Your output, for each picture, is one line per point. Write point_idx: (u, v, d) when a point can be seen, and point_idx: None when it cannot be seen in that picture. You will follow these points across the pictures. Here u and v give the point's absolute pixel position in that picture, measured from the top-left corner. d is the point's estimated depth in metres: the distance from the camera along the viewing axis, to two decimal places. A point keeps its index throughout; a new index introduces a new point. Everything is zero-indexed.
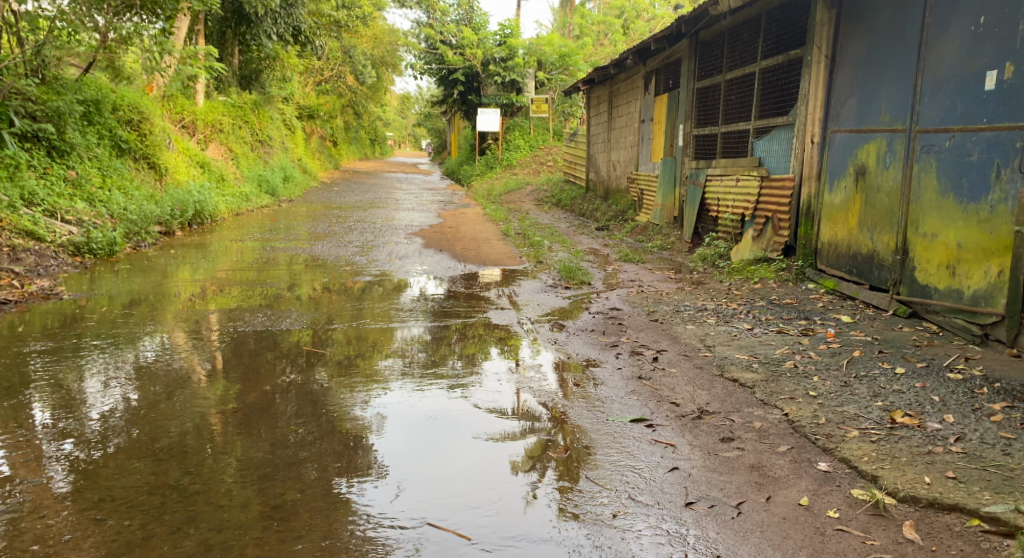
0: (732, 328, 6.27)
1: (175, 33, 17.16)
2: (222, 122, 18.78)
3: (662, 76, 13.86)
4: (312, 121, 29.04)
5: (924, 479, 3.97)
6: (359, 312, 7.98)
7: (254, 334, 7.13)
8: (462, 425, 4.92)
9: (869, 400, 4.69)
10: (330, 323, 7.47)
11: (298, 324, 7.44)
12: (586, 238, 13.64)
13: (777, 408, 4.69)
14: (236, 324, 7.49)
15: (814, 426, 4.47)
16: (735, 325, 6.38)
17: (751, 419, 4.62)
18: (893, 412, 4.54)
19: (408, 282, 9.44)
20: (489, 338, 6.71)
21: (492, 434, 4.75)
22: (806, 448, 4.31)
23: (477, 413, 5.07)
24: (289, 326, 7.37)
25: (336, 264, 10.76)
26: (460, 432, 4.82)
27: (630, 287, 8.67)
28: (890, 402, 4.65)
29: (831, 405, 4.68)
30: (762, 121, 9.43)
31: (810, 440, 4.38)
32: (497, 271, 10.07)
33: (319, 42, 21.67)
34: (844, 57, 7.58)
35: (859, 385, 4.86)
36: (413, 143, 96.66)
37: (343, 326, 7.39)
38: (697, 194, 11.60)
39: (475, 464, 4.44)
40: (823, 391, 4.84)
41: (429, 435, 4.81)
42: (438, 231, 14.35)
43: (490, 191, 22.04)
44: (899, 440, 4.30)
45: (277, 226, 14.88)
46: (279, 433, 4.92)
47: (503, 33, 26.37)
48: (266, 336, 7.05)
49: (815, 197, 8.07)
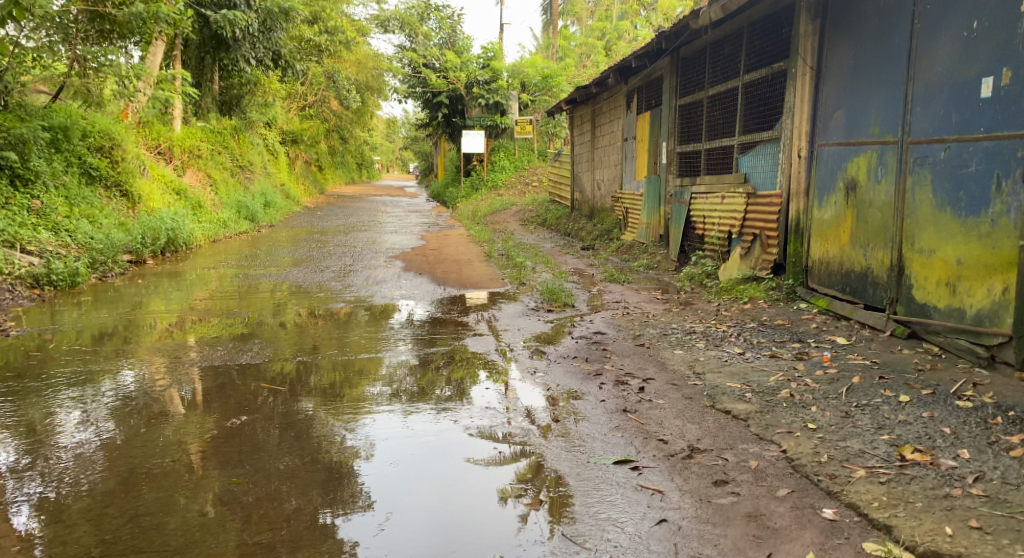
0: (722, 353, 5.91)
1: (150, 58, 16.78)
2: (200, 148, 18.39)
3: (644, 94, 13.61)
4: (295, 146, 28.72)
5: (945, 529, 3.62)
6: (331, 340, 7.58)
7: (219, 367, 6.67)
8: (435, 466, 4.62)
9: (874, 434, 4.33)
10: (297, 354, 7.02)
11: (259, 357, 6.92)
12: (570, 259, 13.33)
13: (774, 444, 4.33)
14: (200, 355, 7.07)
15: (816, 466, 4.11)
16: (725, 349, 6.03)
17: (746, 457, 4.26)
18: (902, 447, 4.19)
19: (386, 309, 9.07)
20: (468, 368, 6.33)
21: (470, 479, 4.42)
22: (809, 492, 3.95)
23: (452, 454, 4.72)
24: (251, 360, 6.84)
25: (312, 291, 10.37)
26: (449, 454, 4.72)
27: (615, 309, 8.32)
28: (898, 436, 4.30)
29: (833, 440, 4.32)
30: (747, 136, 9.14)
31: (812, 481, 4.02)
32: (479, 294, 9.72)
33: (299, 66, 21.33)
34: (830, 68, 7.31)
35: (862, 417, 4.50)
36: (400, 167, 96.56)
37: (305, 359, 6.86)
38: (682, 212, 11.31)
39: (459, 490, 4.33)
40: (823, 423, 4.48)
41: (415, 464, 4.66)
42: (420, 254, 14.02)
43: (476, 212, 21.71)
44: (911, 480, 3.94)
45: (254, 252, 14.49)
46: (260, 462, 4.82)
47: (486, 56, 26.16)
48: (231, 369, 6.60)
49: (804, 213, 7.77)
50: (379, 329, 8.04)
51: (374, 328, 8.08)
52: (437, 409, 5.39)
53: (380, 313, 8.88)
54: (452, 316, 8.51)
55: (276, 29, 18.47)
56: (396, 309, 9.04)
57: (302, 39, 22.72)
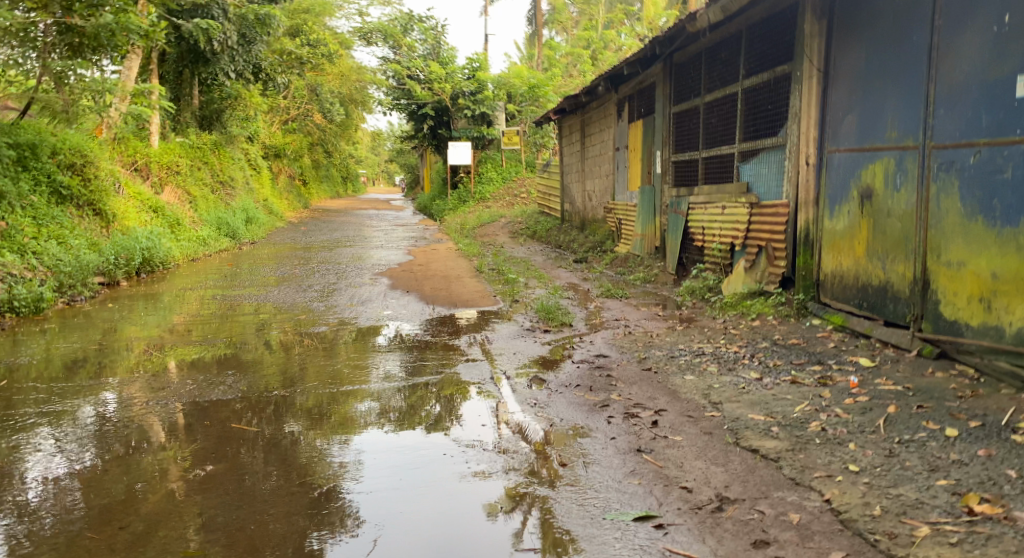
0: (738, 379, 5.46)
1: (125, 73, 16.24)
2: (179, 164, 17.81)
3: (636, 102, 13.22)
4: (279, 160, 28.19)
5: None
6: (312, 367, 7.04)
7: (191, 402, 6.05)
8: (424, 484, 4.48)
9: (928, 479, 3.88)
10: (273, 386, 6.38)
11: (232, 392, 6.24)
12: (563, 273, 12.88)
13: (815, 492, 3.87)
14: (171, 387, 6.49)
15: (870, 521, 3.65)
16: (741, 374, 5.57)
17: (786, 509, 3.79)
18: (966, 496, 3.73)
19: (370, 329, 8.57)
20: (460, 396, 5.85)
21: (459, 504, 4.20)
22: (866, 554, 3.48)
23: (442, 476, 4.52)
24: (222, 395, 6.18)
25: (294, 312, 9.85)
26: (438, 472, 4.58)
27: (616, 328, 7.86)
28: (957, 481, 3.84)
29: (882, 487, 3.86)
30: (748, 143, 8.73)
31: (868, 541, 3.56)
32: (470, 313, 9.24)
33: (280, 79, 20.83)
34: (839, 70, 6.90)
35: (909, 456, 4.05)
36: (386, 179, 96.09)
37: (281, 392, 6.17)
38: (679, 223, 10.89)
39: (450, 508, 4.19)
40: (865, 465, 4.03)
41: (405, 482, 4.52)
42: (407, 270, 13.54)
43: (464, 225, 21.25)
44: (989, 541, 3.48)
45: (235, 271, 13.95)
46: (246, 486, 4.63)
47: (471, 67, 25.74)
48: (203, 402, 6.00)
49: (813, 224, 7.34)
50: (364, 353, 7.53)
51: (358, 352, 7.57)
52: (436, 449, 4.90)
53: (364, 335, 8.36)
54: (442, 337, 8.01)
55: (255, 41, 17.93)
56: (381, 330, 8.53)
57: (282, 52, 22.21)
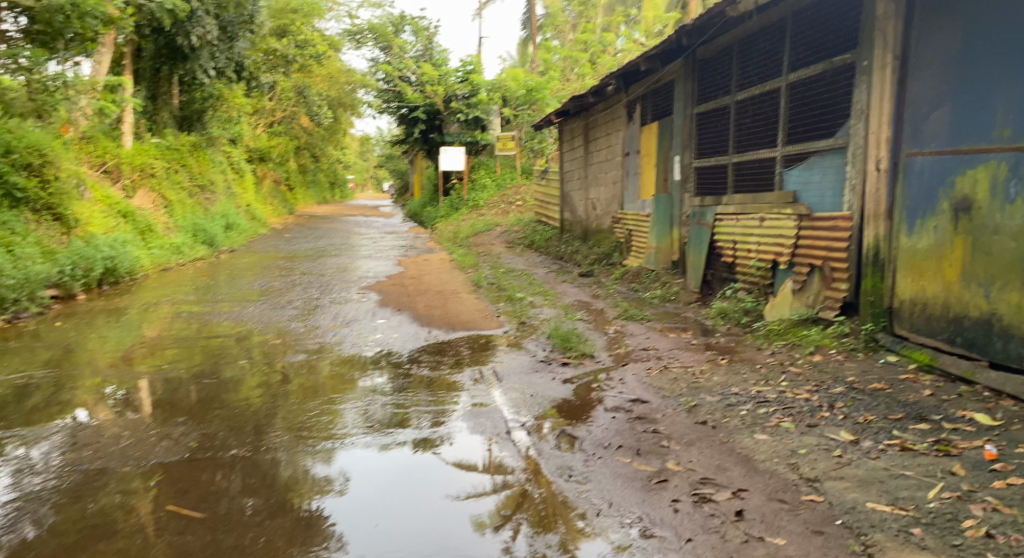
0: (831, 443, 4.30)
1: (96, 67, 14.88)
2: (154, 166, 16.40)
3: (649, 102, 12.05)
4: (264, 165, 26.68)
5: None
6: (281, 409, 5.75)
7: (120, 466, 4.85)
8: (411, 502, 4.34)
9: None
10: (230, 440, 5.17)
11: (173, 453, 5.00)
12: (570, 288, 11.71)
13: None
14: (98, 444, 5.17)
15: None
16: (830, 435, 4.42)
17: None
18: None
19: (354, 357, 7.29)
20: (474, 460, 4.71)
21: (439, 528, 4.07)
22: None
23: (426, 493, 4.40)
24: (162, 457, 4.95)
25: (268, 331, 8.56)
26: (426, 490, 4.43)
27: (647, 362, 6.70)
28: None
29: None
30: (795, 146, 7.58)
31: None
32: (472, 337, 8.01)
33: (265, 79, 19.51)
34: (921, 57, 5.80)
35: None
36: (374, 185, 94.60)
37: (240, 450, 5.01)
38: (704, 236, 9.74)
39: (430, 526, 4.10)
40: None
41: (393, 500, 4.36)
42: (399, 283, 12.31)
43: (457, 233, 20.05)
44: None
45: (210, 282, 12.68)
46: (226, 502, 4.43)
47: (465, 69, 24.48)
48: (136, 466, 4.84)
49: (885, 240, 6.18)
50: (342, 389, 6.23)
51: (335, 390, 6.21)
52: (428, 489, 4.43)
53: (347, 363, 7.09)
54: (440, 371, 6.72)
55: (238, 38, 16.60)
56: (368, 357, 7.27)
57: (266, 50, 20.86)
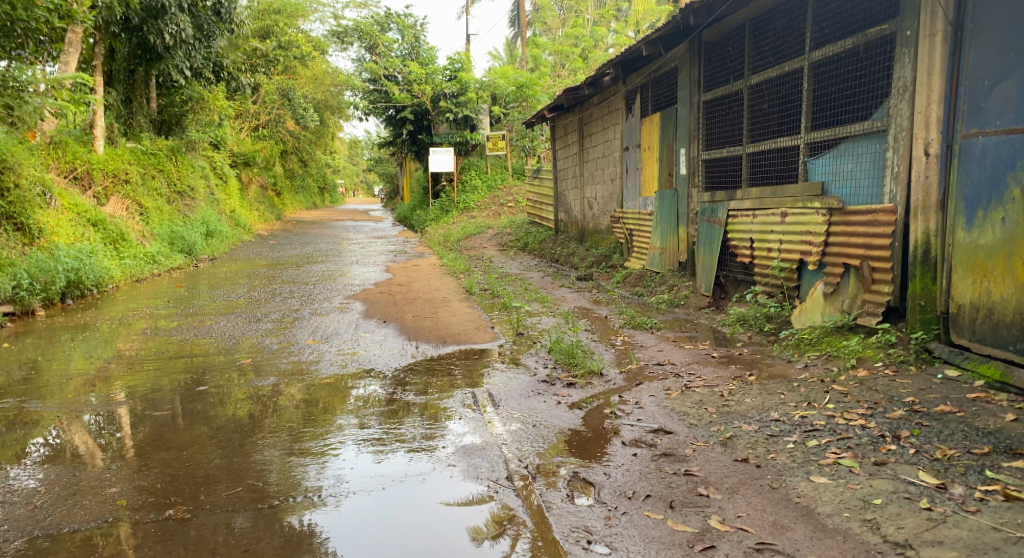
0: (917, 497, 3.61)
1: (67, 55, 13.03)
2: (129, 172, 15.25)
3: (648, 92, 11.25)
4: (248, 170, 25.65)
5: None
6: (238, 450, 4.83)
7: (24, 542, 3.95)
8: (404, 509, 4.03)
9: None
10: (167, 495, 4.30)
11: (93, 518, 4.11)
12: (570, 293, 10.89)
13: None
14: (9, 504, 4.27)
15: None
16: (914, 484, 3.71)
17: None
18: None
19: (332, 377, 6.41)
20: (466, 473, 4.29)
21: (439, 543, 3.76)
22: None
23: (421, 502, 4.07)
24: (79, 523, 4.07)
25: (237, 348, 7.62)
26: (419, 498, 4.11)
27: (664, 379, 5.89)
28: None
29: None
30: (822, 132, 6.78)
31: None
32: (464, 352, 7.19)
33: (245, 79, 18.60)
34: (981, 23, 5.15)
35: None
36: (364, 189, 93.63)
37: (179, 510, 4.16)
38: (715, 234, 8.92)
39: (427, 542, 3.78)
40: None
41: (382, 513, 4.03)
42: (386, 290, 11.45)
43: (448, 236, 19.22)
44: None
45: (186, 293, 11.79)
46: (205, 521, 4.06)
47: (453, 68, 23.59)
48: (40, 543, 3.94)
49: (937, 235, 5.42)
50: (336, 408, 5.58)
51: (331, 408, 5.58)
52: (422, 497, 4.11)
53: (323, 385, 6.21)
54: (427, 394, 5.84)
55: (215, 35, 15.37)
56: (346, 377, 6.40)
57: (246, 49, 19.87)
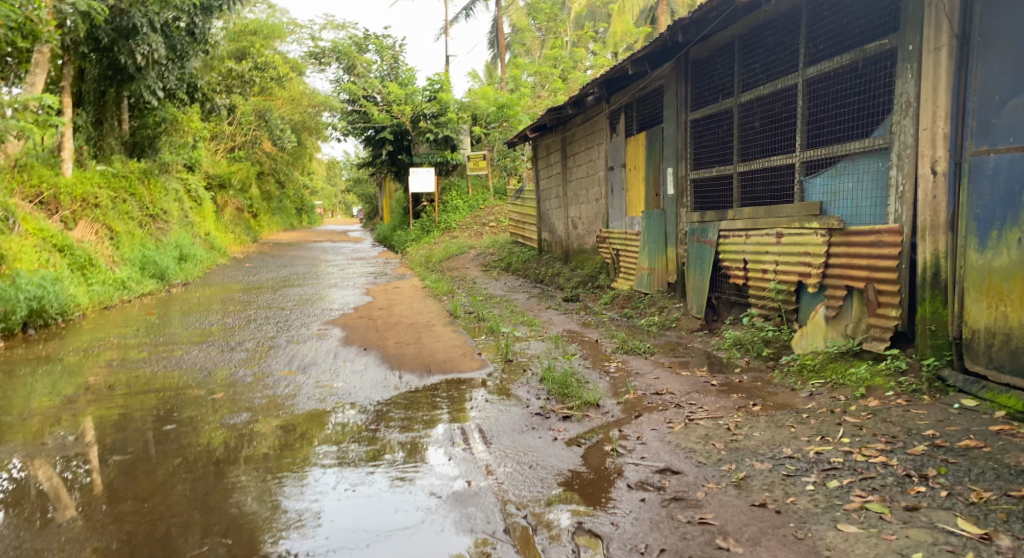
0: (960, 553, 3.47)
1: (34, 76, 12.52)
2: (99, 195, 14.78)
3: (633, 112, 11.03)
4: (224, 192, 25.17)
5: None
6: (204, 505, 4.50)
7: None
8: (384, 539, 4.01)
9: None
10: None
11: None
12: (556, 315, 10.58)
13: None
14: None
15: None
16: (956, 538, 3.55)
17: None
18: None
19: (311, 413, 6.02)
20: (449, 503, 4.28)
21: None
22: None
23: (400, 529, 4.06)
24: None
25: (208, 381, 7.18)
26: (397, 527, 4.08)
27: (663, 410, 5.57)
28: None
29: None
30: (820, 150, 6.51)
31: None
32: (451, 381, 6.85)
33: (221, 101, 18.22)
34: (989, 36, 4.99)
35: None
36: (343, 210, 93.18)
37: None
38: (706, 255, 8.62)
39: None
40: None
41: (362, 542, 4.00)
42: (366, 315, 11.08)
43: (429, 258, 18.89)
44: None
45: (157, 320, 11.35)
46: None
47: (433, 88, 23.36)
48: None
49: (947, 256, 5.20)
50: (314, 434, 5.52)
51: (309, 434, 5.53)
52: (400, 526, 4.09)
53: (300, 422, 5.81)
54: (411, 431, 5.47)
55: (190, 56, 14.87)
56: (325, 412, 6.01)
57: (221, 70, 19.49)
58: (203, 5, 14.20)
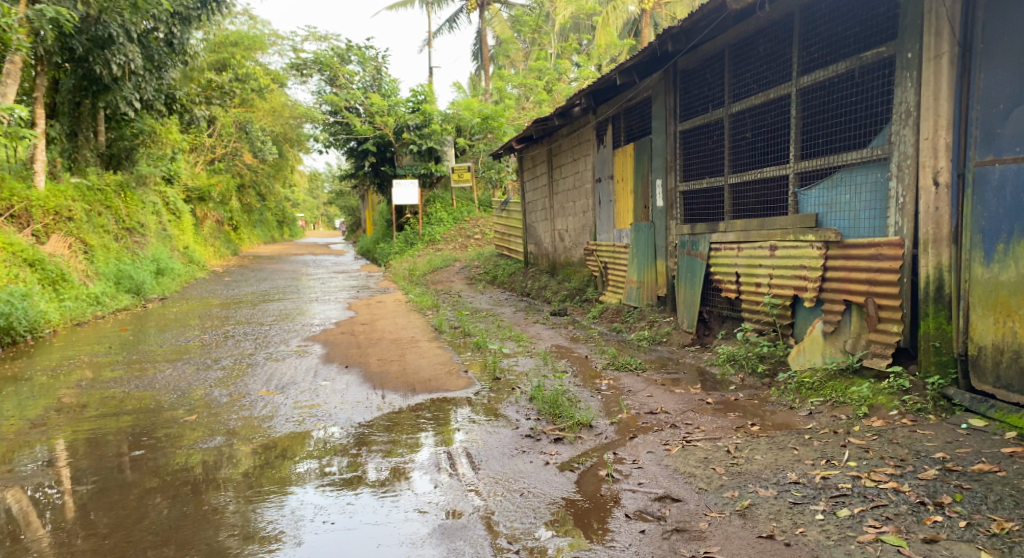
0: None
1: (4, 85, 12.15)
2: (72, 208, 14.39)
3: (621, 123, 10.87)
4: (204, 204, 24.78)
5: None
6: (171, 546, 4.34)
7: None
8: None
9: None
10: None
11: None
12: (543, 330, 10.37)
13: None
14: None
15: None
16: None
17: None
18: None
19: (290, 435, 5.74)
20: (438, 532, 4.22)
21: None
22: None
23: None
24: None
25: (181, 401, 6.85)
26: None
27: (658, 431, 5.37)
28: None
29: None
30: (814, 162, 6.34)
31: None
32: (437, 400, 6.62)
33: (200, 112, 17.87)
34: (992, 44, 4.88)
35: None
36: (325, 222, 92.61)
37: None
38: (697, 268, 8.43)
39: None
40: None
41: None
42: (349, 330, 10.81)
43: (413, 270, 18.64)
44: None
45: (131, 336, 11.02)
46: None
47: (416, 99, 23.15)
48: None
49: (950, 270, 5.08)
50: (293, 453, 5.39)
51: (290, 450, 5.43)
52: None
53: (279, 446, 5.52)
54: (395, 456, 5.22)
55: (167, 67, 14.43)
56: (304, 435, 5.73)
57: (200, 81, 19.13)
58: (181, 15, 13.88)
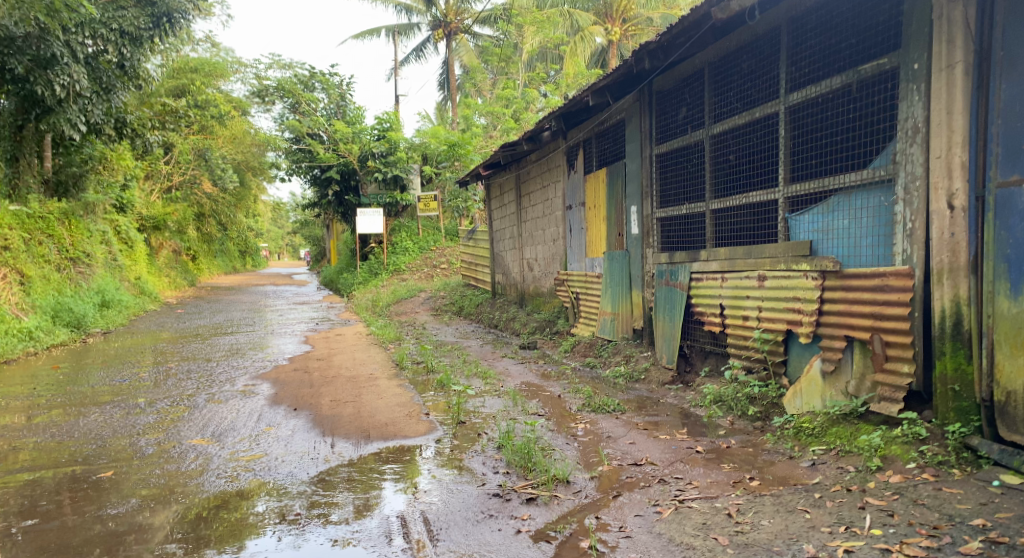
0: None
1: None
2: (8, 237, 13.38)
3: (593, 148, 10.33)
4: (159, 234, 23.78)
5: None
6: None
7: None
8: None
9: None
10: None
11: None
12: (511, 365, 9.71)
13: None
14: None
15: None
16: None
17: None
18: None
19: (223, 498, 5.01)
20: None
21: None
22: None
23: None
24: None
25: (100, 454, 6.03)
26: None
27: (643, 488, 4.74)
28: None
29: None
30: (807, 186, 5.80)
31: None
32: (394, 448, 5.91)
33: (153, 138, 16.89)
34: (1014, 51, 4.45)
35: None
36: (291, 253, 91.27)
37: None
38: (676, 300, 7.85)
39: None
40: None
41: None
42: (303, 366, 10.04)
43: (376, 301, 17.87)
44: None
45: (63, 375, 10.14)
46: None
47: (382, 127, 22.49)
48: None
49: (969, 303, 4.61)
50: (219, 519, 4.75)
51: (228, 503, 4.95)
52: None
53: (201, 512, 4.85)
54: (337, 521, 4.62)
55: (117, 92, 12.60)
56: (240, 498, 5.00)
57: (157, 105, 18.25)
58: (131, 35, 12.13)
